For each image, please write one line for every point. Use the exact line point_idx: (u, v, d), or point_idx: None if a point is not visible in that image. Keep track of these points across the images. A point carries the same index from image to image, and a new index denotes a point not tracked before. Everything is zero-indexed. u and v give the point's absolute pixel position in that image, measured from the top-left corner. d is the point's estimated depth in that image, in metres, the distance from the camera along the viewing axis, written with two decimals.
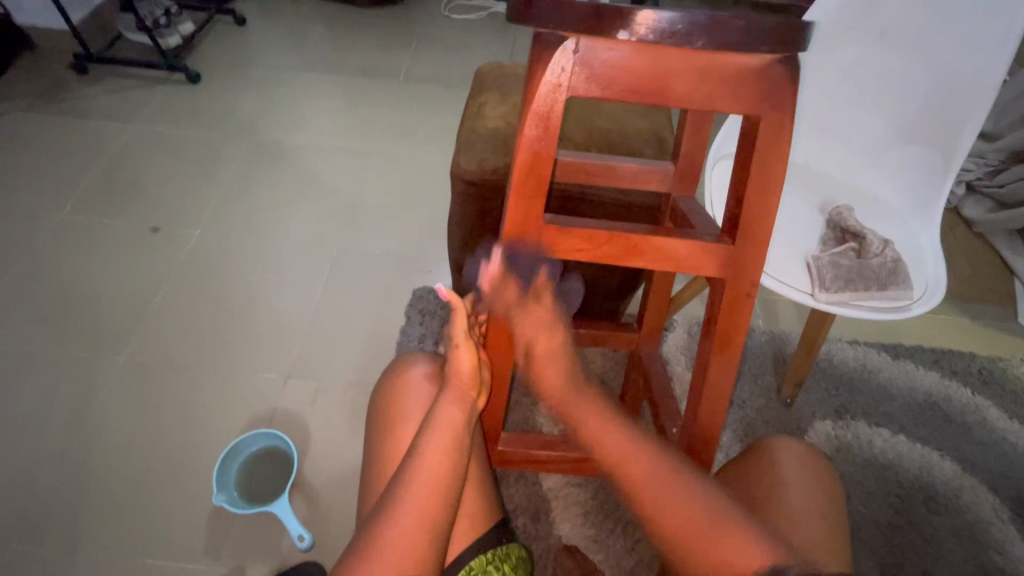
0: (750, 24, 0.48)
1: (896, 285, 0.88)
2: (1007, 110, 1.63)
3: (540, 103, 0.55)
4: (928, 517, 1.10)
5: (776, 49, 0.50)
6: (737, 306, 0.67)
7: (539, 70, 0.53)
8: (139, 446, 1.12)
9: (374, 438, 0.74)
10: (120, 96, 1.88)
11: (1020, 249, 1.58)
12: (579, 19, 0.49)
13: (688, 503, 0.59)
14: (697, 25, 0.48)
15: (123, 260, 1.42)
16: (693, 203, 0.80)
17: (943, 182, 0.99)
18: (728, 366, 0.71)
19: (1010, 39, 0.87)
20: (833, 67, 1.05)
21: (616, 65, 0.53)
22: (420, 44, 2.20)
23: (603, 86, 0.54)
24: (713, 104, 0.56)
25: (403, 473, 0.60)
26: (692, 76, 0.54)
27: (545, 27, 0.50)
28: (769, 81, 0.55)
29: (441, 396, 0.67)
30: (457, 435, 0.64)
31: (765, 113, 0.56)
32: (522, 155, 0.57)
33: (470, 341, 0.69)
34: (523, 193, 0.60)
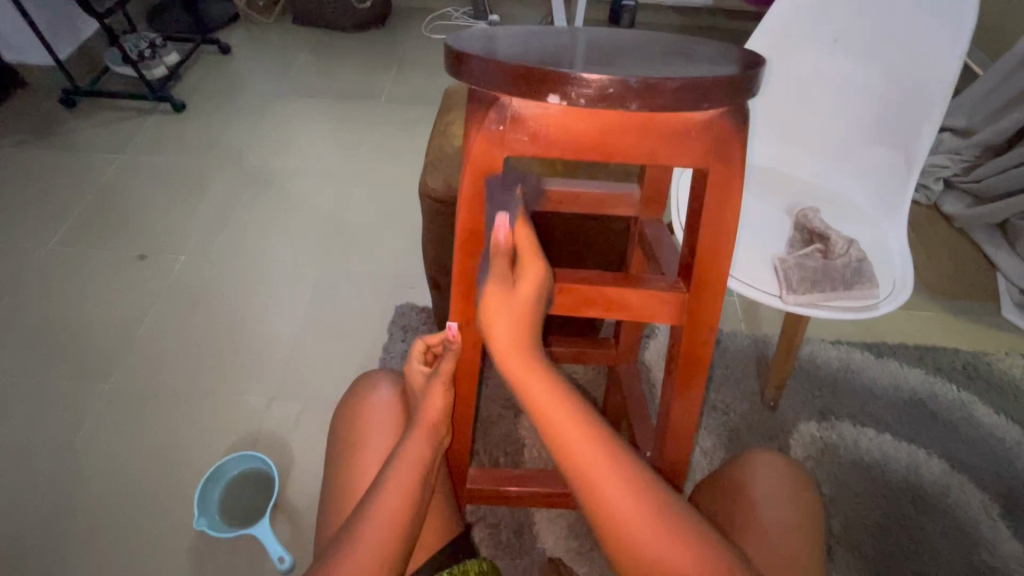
0: (685, 84, 0.46)
1: (861, 285, 0.89)
2: (981, 106, 1.64)
3: (477, 159, 0.54)
4: (916, 517, 1.09)
5: (715, 104, 0.48)
6: (694, 351, 0.67)
7: (474, 129, 0.53)
8: (123, 475, 1.12)
9: (339, 469, 0.73)
10: (108, 127, 1.92)
11: (1002, 243, 1.58)
12: (508, 82, 0.48)
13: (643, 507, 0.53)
14: (628, 87, 0.46)
15: (109, 289, 1.44)
16: (658, 231, 0.82)
17: (906, 181, 1.00)
18: (691, 402, 0.72)
19: (961, 36, 0.90)
20: (792, 77, 1.07)
21: (553, 123, 0.52)
22: (401, 65, 2.24)
23: (539, 144, 0.53)
24: (656, 158, 0.54)
25: (364, 508, 0.58)
26: (632, 132, 0.53)
27: (477, 85, 0.49)
28: (714, 135, 0.54)
29: (409, 433, 0.64)
30: (424, 472, 0.62)
31: (710, 164, 0.55)
32: (462, 210, 0.58)
33: (441, 378, 0.66)
34: (466, 246, 0.60)
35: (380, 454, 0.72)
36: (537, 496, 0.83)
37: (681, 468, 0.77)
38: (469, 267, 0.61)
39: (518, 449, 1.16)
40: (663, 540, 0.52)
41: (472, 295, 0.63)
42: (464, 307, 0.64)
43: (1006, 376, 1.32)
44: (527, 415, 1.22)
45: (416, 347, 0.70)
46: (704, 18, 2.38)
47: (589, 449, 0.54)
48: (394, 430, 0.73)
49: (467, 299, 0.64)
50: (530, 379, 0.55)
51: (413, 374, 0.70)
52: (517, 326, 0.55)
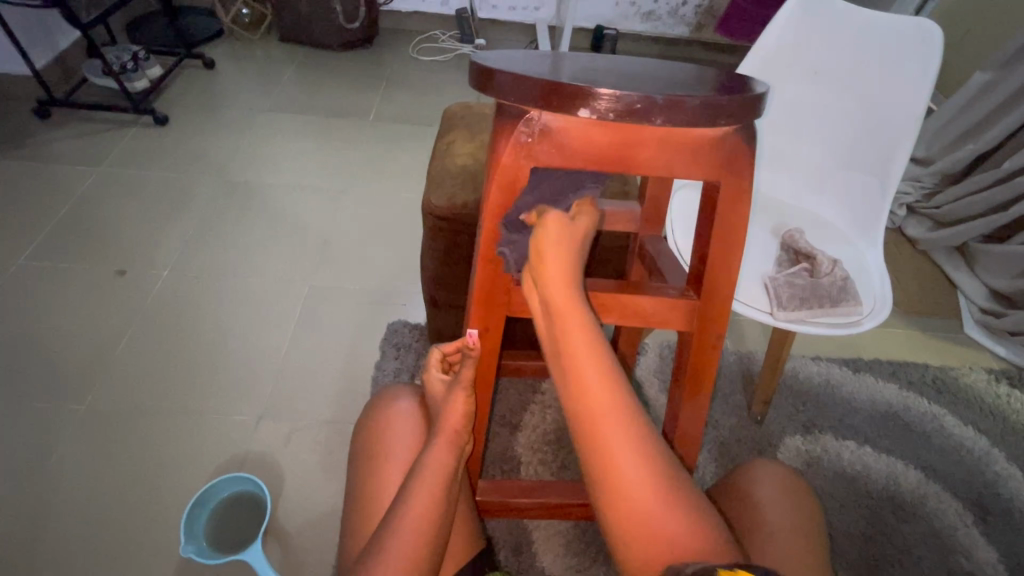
0: (706, 102, 0.50)
1: (847, 302, 0.94)
2: (937, 137, 1.77)
3: (505, 171, 0.56)
4: (897, 526, 1.13)
5: (730, 122, 0.52)
6: (703, 357, 0.70)
7: (502, 141, 0.55)
8: (100, 499, 1.06)
9: (359, 479, 0.73)
10: (84, 139, 1.87)
11: (961, 264, 1.69)
12: (537, 95, 0.50)
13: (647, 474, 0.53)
14: (655, 103, 0.49)
15: (86, 305, 1.39)
16: (660, 246, 0.84)
17: (881, 205, 1.06)
18: (700, 410, 0.74)
19: (927, 74, 0.98)
20: (775, 105, 1.13)
21: (578, 134, 0.54)
22: (389, 84, 2.27)
23: (565, 155, 0.56)
24: (674, 171, 0.57)
25: (392, 518, 0.59)
26: (652, 146, 0.55)
27: (507, 100, 0.51)
28: (725, 150, 0.57)
29: (431, 442, 0.65)
30: (448, 479, 0.63)
31: (722, 179, 0.59)
32: (487, 222, 0.60)
33: (462, 384, 0.68)
34: (489, 258, 0.62)
35: (401, 464, 0.72)
36: (547, 506, 0.83)
37: None
38: (492, 277, 0.64)
39: (515, 466, 1.16)
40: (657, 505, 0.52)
41: (494, 303, 0.65)
42: (485, 314, 0.66)
43: (972, 389, 1.40)
44: (523, 431, 1.22)
45: (434, 355, 0.72)
46: (681, 49, 2.50)
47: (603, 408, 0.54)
48: (413, 440, 0.73)
49: (488, 308, 0.65)
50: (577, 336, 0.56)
51: (432, 383, 0.72)
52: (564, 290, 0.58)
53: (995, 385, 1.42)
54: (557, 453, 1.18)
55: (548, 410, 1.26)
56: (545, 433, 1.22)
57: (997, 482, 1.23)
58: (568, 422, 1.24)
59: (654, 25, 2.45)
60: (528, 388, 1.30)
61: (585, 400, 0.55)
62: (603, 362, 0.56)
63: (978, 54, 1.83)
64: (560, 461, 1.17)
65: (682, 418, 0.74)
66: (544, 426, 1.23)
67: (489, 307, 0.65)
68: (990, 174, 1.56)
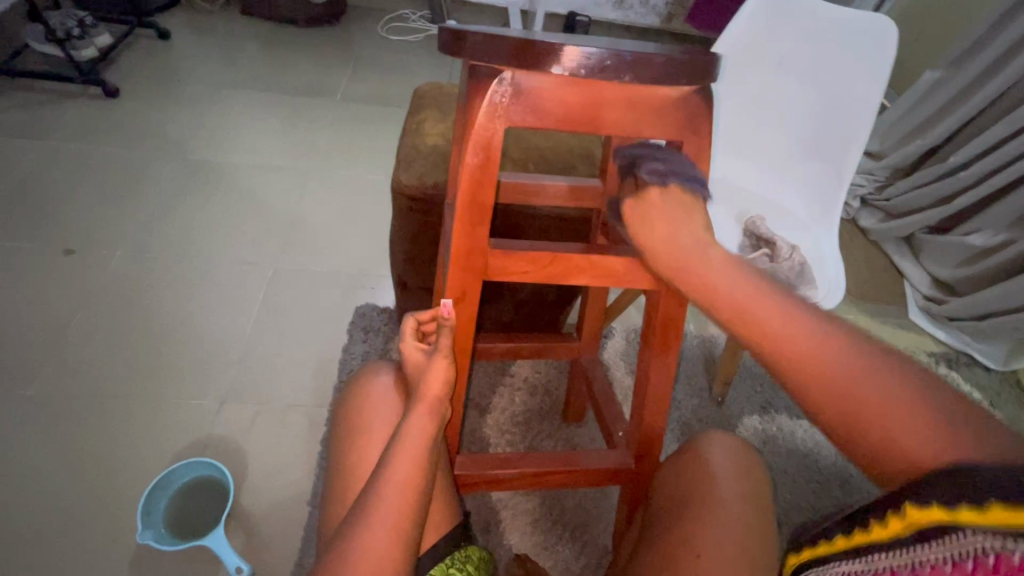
0: (669, 60, 0.53)
1: (803, 286, 0.98)
2: (890, 133, 1.86)
3: (479, 132, 0.57)
4: (844, 498, 1.20)
5: (693, 82, 0.55)
6: (671, 318, 0.73)
7: (476, 102, 0.56)
8: (49, 487, 1.02)
9: (340, 455, 0.72)
10: (26, 109, 1.75)
11: (908, 253, 1.79)
12: (511, 53, 0.51)
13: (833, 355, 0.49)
14: (624, 60, 0.52)
15: (30, 285, 1.31)
16: None
17: (838, 194, 1.12)
18: (668, 372, 0.76)
19: (881, 73, 1.04)
20: (743, 93, 1.15)
21: (550, 94, 0.56)
22: (357, 63, 2.20)
23: (539, 116, 0.56)
24: (641, 132, 0.60)
25: (373, 484, 0.59)
26: (622, 105, 0.57)
27: (480, 59, 0.53)
28: (687, 110, 0.60)
29: (410, 410, 0.65)
30: (429, 445, 0.63)
31: (685, 137, 0.62)
32: (463, 183, 0.60)
33: (443, 351, 0.68)
34: (467, 220, 0.62)
35: (380, 437, 0.71)
36: (521, 476, 0.83)
37: (652, 435, 0.81)
38: (468, 242, 0.64)
39: (484, 446, 1.17)
40: (869, 386, 0.47)
41: (469, 268, 0.65)
42: (461, 282, 0.66)
43: None
44: (492, 413, 1.23)
45: (408, 325, 0.71)
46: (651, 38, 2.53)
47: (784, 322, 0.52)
48: (392, 413, 0.73)
49: (464, 272, 0.66)
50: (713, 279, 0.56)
51: (410, 352, 0.71)
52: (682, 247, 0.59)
53: (935, 366, 1.50)
54: (526, 434, 1.20)
55: (517, 393, 1.27)
56: (514, 415, 1.23)
57: None
58: (536, 403, 1.26)
59: (626, 13, 2.47)
60: (498, 370, 1.31)
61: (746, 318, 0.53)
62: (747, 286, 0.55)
63: (928, 54, 1.92)
64: (529, 442, 1.19)
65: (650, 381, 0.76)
66: (513, 408, 1.24)
67: (470, 270, 0.65)
68: (937, 168, 1.65)
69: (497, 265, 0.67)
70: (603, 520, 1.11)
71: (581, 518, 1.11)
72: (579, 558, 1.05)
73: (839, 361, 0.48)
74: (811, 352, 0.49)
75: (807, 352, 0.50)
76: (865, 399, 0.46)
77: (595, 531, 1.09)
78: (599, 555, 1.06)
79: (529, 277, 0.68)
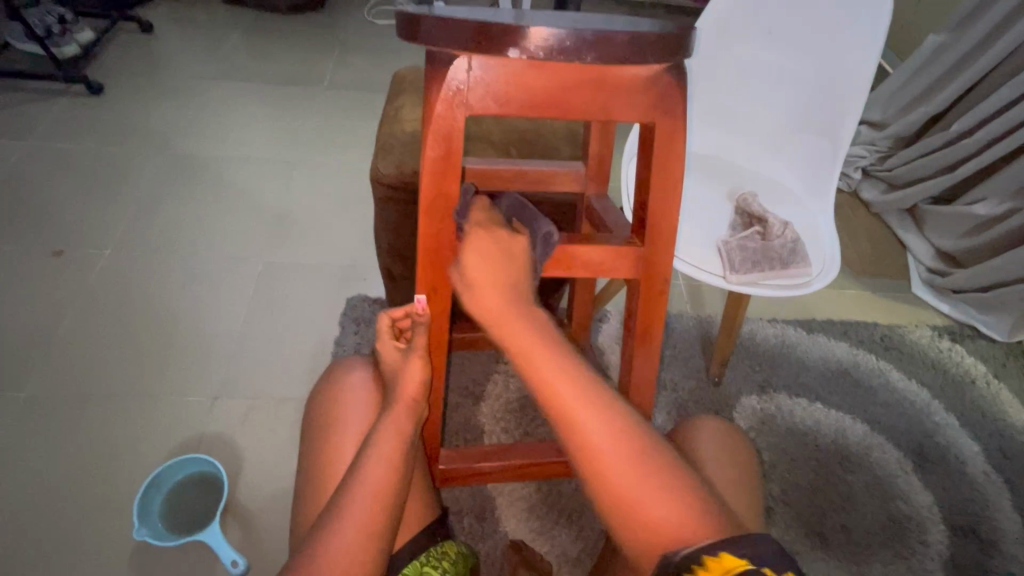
0: (634, 38, 0.50)
1: (796, 264, 0.95)
2: (892, 101, 1.80)
3: (439, 121, 0.55)
4: (843, 476, 1.18)
5: (661, 60, 0.52)
6: (651, 304, 0.71)
7: (434, 89, 0.54)
8: (46, 487, 1.03)
9: (314, 451, 0.72)
10: (11, 110, 1.74)
11: (911, 225, 1.74)
12: (464, 36, 0.49)
13: (596, 406, 0.52)
14: (584, 40, 0.49)
15: (21, 288, 1.31)
16: (606, 203, 0.84)
17: (832, 166, 1.08)
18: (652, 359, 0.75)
19: (875, 38, 0.98)
20: (732, 68, 1.11)
21: (510, 80, 0.54)
22: (343, 50, 2.16)
23: (499, 103, 0.55)
24: (612, 113, 0.57)
25: (345, 486, 0.58)
26: (587, 89, 0.56)
27: (435, 44, 0.50)
28: (659, 89, 0.58)
29: (386, 410, 0.65)
30: (405, 445, 0.63)
31: (658, 120, 0.59)
32: (427, 176, 0.58)
33: (418, 350, 0.67)
34: (434, 213, 0.60)
35: (355, 436, 0.71)
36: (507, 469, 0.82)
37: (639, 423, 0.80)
38: (437, 236, 0.62)
39: (479, 435, 1.17)
40: (636, 457, 0.50)
41: (440, 263, 0.64)
42: (432, 279, 0.65)
43: (916, 344, 1.46)
44: (486, 401, 1.22)
45: (383, 322, 0.70)
46: (645, 12, 2.45)
47: (563, 381, 0.53)
48: (368, 411, 0.73)
49: (434, 268, 0.64)
50: (518, 323, 0.57)
51: (385, 350, 0.69)
52: (487, 268, 0.59)
53: (938, 340, 1.47)
54: (520, 422, 1.19)
55: (511, 379, 1.27)
56: (508, 402, 1.22)
57: (936, 431, 1.28)
58: (530, 390, 1.25)
59: None
60: (491, 358, 1.31)
61: (526, 359, 0.55)
62: (548, 346, 0.55)
63: (932, 17, 1.85)
64: (523, 429, 1.18)
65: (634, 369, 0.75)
66: (507, 396, 1.24)
67: (439, 264, 0.64)
68: (940, 137, 1.60)
69: None
70: (599, 504, 1.11)
71: (576, 503, 1.11)
72: (575, 543, 1.06)
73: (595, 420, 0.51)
74: (596, 418, 0.52)
75: (569, 410, 0.52)
76: (628, 474, 0.49)
77: (591, 516, 1.09)
78: (595, 539, 1.06)
79: None
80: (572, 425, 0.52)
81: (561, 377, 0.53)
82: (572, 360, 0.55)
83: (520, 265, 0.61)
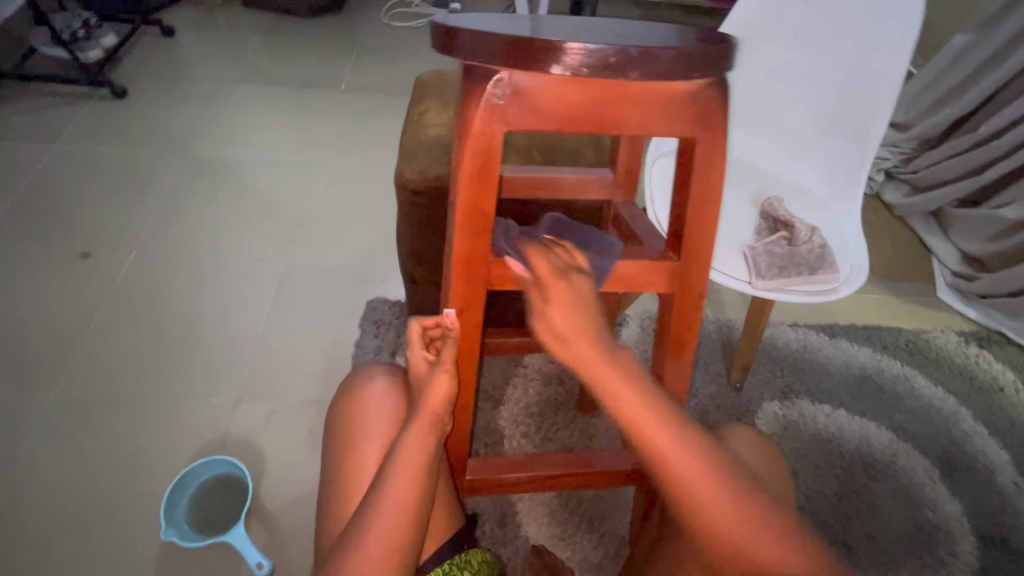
0: (679, 54, 0.49)
1: (823, 270, 0.94)
2: (916, 102, 1.77)
3: (477, 135, 0.55)
4: (868, 484, 1.17)
5: (704, 75, 0.52)
6: (685, 315, 0.70)
7: (473, 103, 0.53)
8: (75, 487, 1.05)
9: (337, 458, 0.72)
10: (38, 114, 1.77)
11: (936, 228, 1.71)
12: (507, 52, 0.49)
13: (703, 463, 0.56)
14: (629, 57, 0.48)
15: (49, 290, 1.33)
16: (632, 210, 0.83)
17: (860, 171, 1.06)
18: (683, 371, 0.73)
19: (907, 40, 0.96)
20: (756, 70, 1.11)
21: (550, 94, 0.53)
22: (360, 52, 2.18)
23: (538, 117, 0.54)
24: (651, 129, 0.57)
25: (368, 500, 0.59)
26: (628, 104, 0.55)
27: (476, 60, 0.50)
28: (702, 104, 0.57)
29: (411, 422, 0.64)
30: (428, 461, 0.62)
31: (698, 135, 0.58)
32: (462, 189, 0.57)
33: (446, 364, 0.66)
34: (469, 227, 0.60)
35: (378, 446, 0.71)
36: (533, 478, 0.82)
37: None
38: (470, 249, 0.62)
39: (499, 439, 1.17)
40: (737, 506, 0.55)
41: (472, 275, 0.63)
42: (464, 291, 0.64)
43: (942, 350, 1.43)
44: (506, 405, 1.22)
45: (414, 330, 0.69)
46: (662, 13, 2.44)
47: (664, 436, 0.57)
48: (393, 421, 0.73)
49: (467, 280, 0.63)
50: (610, 377, 0.58)
51: (415, 361, 0.70)
52: (579, 326, 0.60)
53: (964, 346, 1.44)
54: (541, 426, 1.19)
55: (531, 383, 1.26)
56: (528, 406, 1.22)
57: (964, 439, 1.26)
58: (550, 394, 1.25)
59: None
60: (511, 361, 1.30)
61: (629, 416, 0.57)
62: (648, 398, 0.58)
63: (958, 16, 1.81)
64: (544, 434, 1.18)
65: (664, 381, 0.73)
66: (527, 400, 1.23)
67: (470, 277, 0.63)
68: (966, 139, 1.57)
69: (500, 272, 0.64)
70: (620, 510, 1.10)
71: (597, 509, 1.10)
72: (596, 549, 1.05)
73: (706, 476, 0.56)
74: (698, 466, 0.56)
75: (673, 462, 0.56)
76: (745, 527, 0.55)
77: (612, 522, 1.08)
78: (617, 545, 1.06)
79: None
80: (672, 468, 0.56)
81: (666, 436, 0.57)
82: (671, 414, 0.58)
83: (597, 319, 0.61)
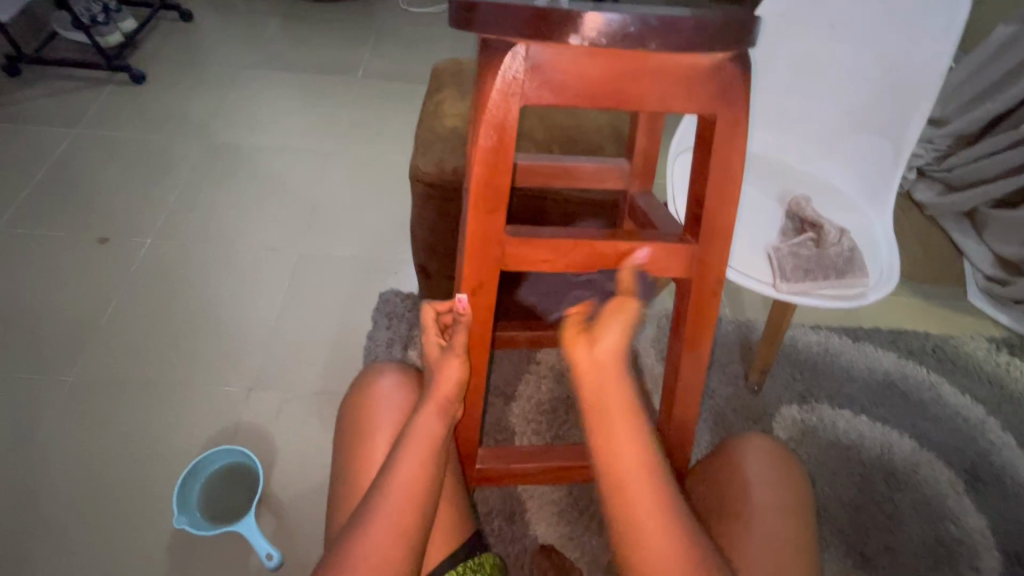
0: (700, 23, 0.47)
1: (852, 273, 0.90)
2: (954, 96, 1.69)
3: (492, 112, 0.53)
4: (889, 494, 1.13)
5: (727, 48, 0.49)
6: (703, 304, 0.67)
7: (488, 79, 0.51)
8: (90, 470, 1.06)
9: (346, 450, 0.72)
10: (58, 98, 1.79)
11: (969, 229, 1.64)
12: (523, 22, 0.47)
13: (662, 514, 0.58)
14: (649, 26, 0.46)
15: (67, 273, 1.35)
16: (651, 201, 0.80)
17: (893, 171, 1.02)
18: (700, 364, 0.71)
19: (952, 32, 0.91)
20: (788, 63, 1.06)
21: (568, 69, 0.51)
22: (378, 39, 2.15)
23: (556, 92, 0.52)
24: (670, 105, 0.55)
25: (376, 488, 0.58)
26: (646, 78, 0.53)
27: (491, 32, 0.48)
28: (723, 80, 0.55)
29: (420, 409, 0.63)
30: (436, 448, 0.61)
31: (719, 112, 0.56)
32: (476, 168, 0.56)
33: (458, 349, 0.65)
34: (483, 206, 0.58)
35: (387, 437, 0.70)
36: (545, 471, 0.81)
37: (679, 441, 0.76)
38: (483, 230, 0.59)
39: (510, 436, 1.16)
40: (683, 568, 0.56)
41: (485, 257, 0.61)
42: (477, 276, 0.62)
43: (971, 357, 1.38)
44: (517, 402, 1.21)
45: (427, 316, 0.69)
46: None
47: (636, 477, 0.59)
48: (402, 411, 0.72)
49: (480, 264, 0.61)
50: (612, 413, 0.62)
51: (427, 347, 0.68)
52: (603, 363, 0.63)
53: (995, 354, 1.39)
54: (552, 423, 1.17)
55: (543, 380, 1.25)
56: (541, 403, 1.21)
57: (991, 451, 1.21)
58: (563, 392, 1.23)
59: None
60: (523, 358, 1.29)
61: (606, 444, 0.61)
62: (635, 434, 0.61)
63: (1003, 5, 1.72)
64: (555, 432, 1.16)
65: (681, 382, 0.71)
66: (540, 397, 1.22)
67: (483, 259, 0.61)
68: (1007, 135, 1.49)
69: (515, 254, 0.62)
70: None
71: None
72: (606, 550, 1.04)
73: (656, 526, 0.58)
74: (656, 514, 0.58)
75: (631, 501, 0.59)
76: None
77: None
78: None
79: (547, 267, 0.63)
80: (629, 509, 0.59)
81: (636, 473, 0.60)
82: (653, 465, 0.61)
83: (622, 354, 0.64)
